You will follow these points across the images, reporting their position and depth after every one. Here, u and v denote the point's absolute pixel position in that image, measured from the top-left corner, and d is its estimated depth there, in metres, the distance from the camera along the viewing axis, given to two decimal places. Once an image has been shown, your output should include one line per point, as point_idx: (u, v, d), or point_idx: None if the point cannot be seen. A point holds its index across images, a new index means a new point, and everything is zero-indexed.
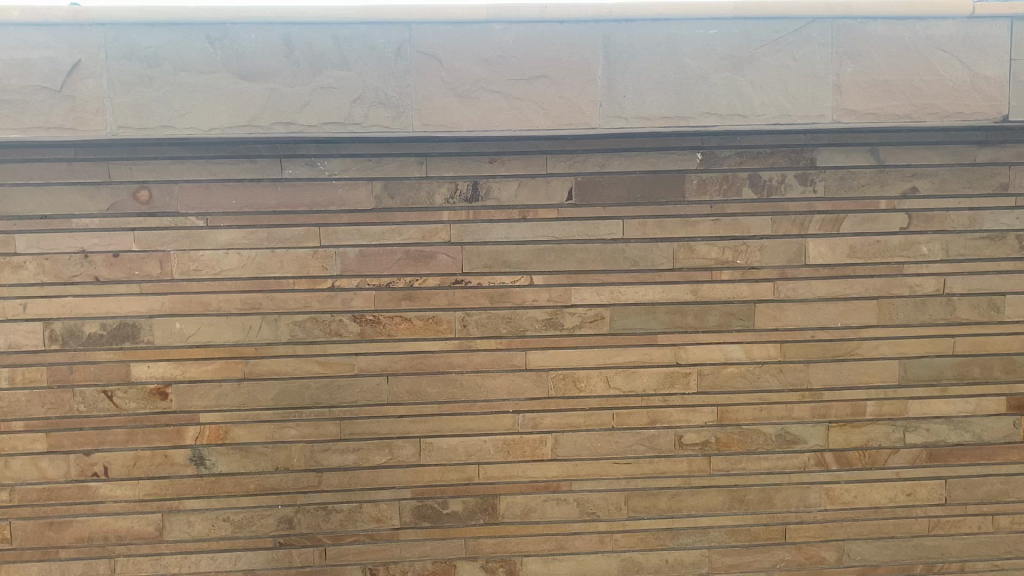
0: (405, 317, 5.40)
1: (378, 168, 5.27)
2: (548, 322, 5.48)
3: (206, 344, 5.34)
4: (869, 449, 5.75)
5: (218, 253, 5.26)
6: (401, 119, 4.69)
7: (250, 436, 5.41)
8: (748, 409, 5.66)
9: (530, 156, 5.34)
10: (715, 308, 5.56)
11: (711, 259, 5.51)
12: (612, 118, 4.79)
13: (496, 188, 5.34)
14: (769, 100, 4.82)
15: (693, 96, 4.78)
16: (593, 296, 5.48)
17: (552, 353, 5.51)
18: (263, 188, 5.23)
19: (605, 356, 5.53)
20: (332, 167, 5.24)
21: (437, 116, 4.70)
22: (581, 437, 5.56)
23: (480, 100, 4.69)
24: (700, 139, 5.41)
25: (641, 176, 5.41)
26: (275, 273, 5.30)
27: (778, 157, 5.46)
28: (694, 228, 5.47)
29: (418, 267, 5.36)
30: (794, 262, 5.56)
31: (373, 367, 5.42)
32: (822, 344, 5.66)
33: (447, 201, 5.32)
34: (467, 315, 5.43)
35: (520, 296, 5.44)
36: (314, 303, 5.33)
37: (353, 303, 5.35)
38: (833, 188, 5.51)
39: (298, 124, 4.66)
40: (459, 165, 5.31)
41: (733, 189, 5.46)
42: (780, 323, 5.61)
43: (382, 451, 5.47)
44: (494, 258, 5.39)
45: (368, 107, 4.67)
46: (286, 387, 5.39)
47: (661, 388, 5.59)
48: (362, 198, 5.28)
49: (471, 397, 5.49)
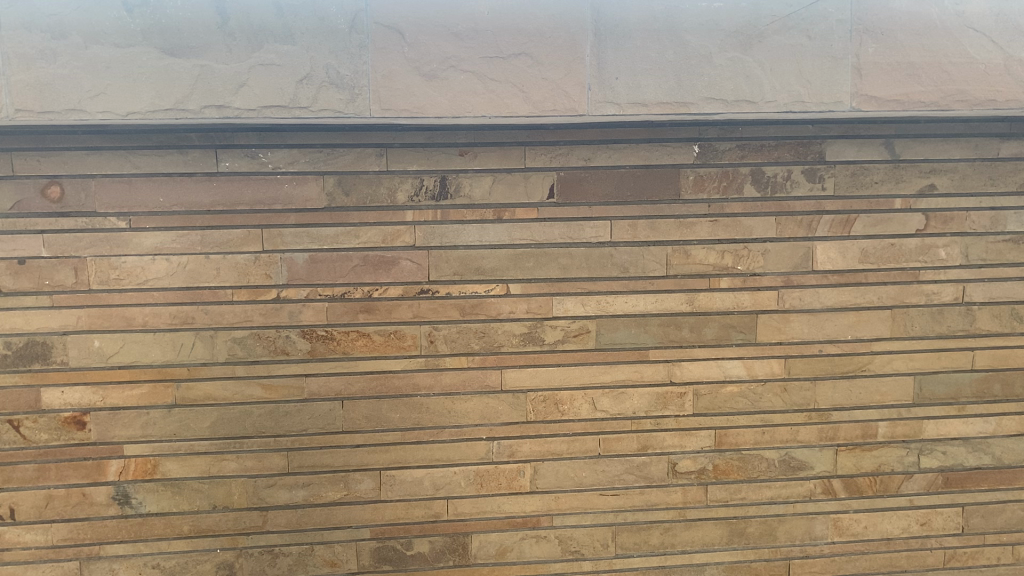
0: (362, 332, 4.70)
1: (330, 160, 4.55)
2: (526, 337, 4.83)
3: (130, 365, 4.60)
4: (881, 475, 5.18)
5: (143, 259, 4.52)
6: (356, 102, 4.00)
7: (183, 470, 4.69)
8: (749, 433, 5.06)
9: (505, 148, 4.66)
10: (713, 320, 4.95)
11: (709, 265, 4.89)
12: (603, 104, 4.15)
13: (467, 184, 4.66)
14: (781, 84, 4.20)
15: (695, 80, 4.15)
16: (577, 307, 4.83)
17: (531, 372, 4.85)
18: (196, 184, 4.49)
19: (590, 375, 4.90)
20: (276, 159, 4.52)
21: (399, 99, 4.00)
22: (563, 466, 4.92)
23: (448, 80, 4.01)
24: (697, 130, 4.78)
25: (632, 171, 4.77)
26: (210, 282, 4.57)
27: (784, 150, 4.85)
28: (690, 230, 4.85)
29: (378, 275, 4.67)
30: (801, 268, 4.96)
31: (326, 389, 4.72)
32: (831, 359, 5.07)
33: (410, 198, 4.63)
34: (434, 330, 4.75)
35: (494, 307, 4.78)
36: (256, 317, 4.62)
37: (302, 316, 4.65)
38: (845, 185, 4.92)
39: (232, 107, 3.94)
40: (424, 158, 4.61)
41: (734, 186, 4.84)
42: (785, 337, 5.01)
43: (336, 486, 4.78)
44: (464, 264, 4.72)
45: (317, 88, 3.96)
46: (225, 414, 4.68)
47: (653, 410, 4.97)
48: (311, 195, 4.57)
49: (439, 422, 4.82)
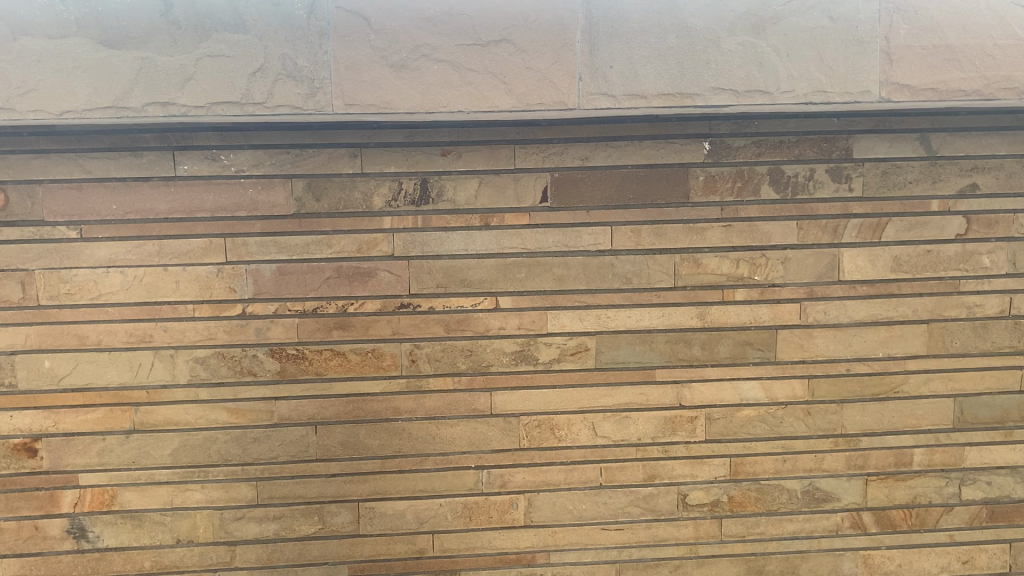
0: (336, 351, 4.28)
1: (299, 162, 4.13)
2: (518, 355, 4.37)
3: (85, 387, 4.22)
4: (917, 508, 4.65)
5: (96, 272, 4.13)
6: (316, 97, 3.56)
7: (144, 502, 4.29)
8: (768, 461, 4.56)
9: (492, 147, 4.21)
10: (727, 337, 4.45)
11: (721, 275, 4.40)
12: (595, 96, 3.67)
13: (450, 187, 4.21)
14: (799, 72, 3.70)
15: (701, 68, 3.66)
16: (574, 323, 4.37)
17: (523, 395, 4.39)
18: (152, 190, 4.10)
19: (590, 397, 4.43)
20: (239, 161, 4.11)
21: (364, 93, 3.57)
22: (560, 498, 4.46)
23: (419, 71, 3.56)
24: (707, 124, 4.30)
25: (634, 171, 4.29)
26: (170, 297, 4.18)
27: (805, 146, 4.34)
28: (701, 236, 4.36)
29: (353, 288, 4.24)
30: (826, 278, 4.45)
31: (297, 414, 4.30)
32: (860, 379, 4.55)
33: (388, 203, 4.20)
34: (416, 348, 4.31)
35: (482, 322, 4.32)
36: (220, 335, 4.22)
37: (270, 333, 4.23)
38: (875, 186, 4.40)
39: (178, 104, 3.52)
40: (403, 159, 4.18)
41: (750, 187, 4.34)
42: (808, 354, 4.50)
43: (311, 519, 4.35)
44: (448, 276, 4.27)
45: (272, 82, 3.54)
46: (187, 440, 4.28)
47: (660, 436, 4.48)
48: (278, 201, 4.15)
49: (422, 450, 4.37)
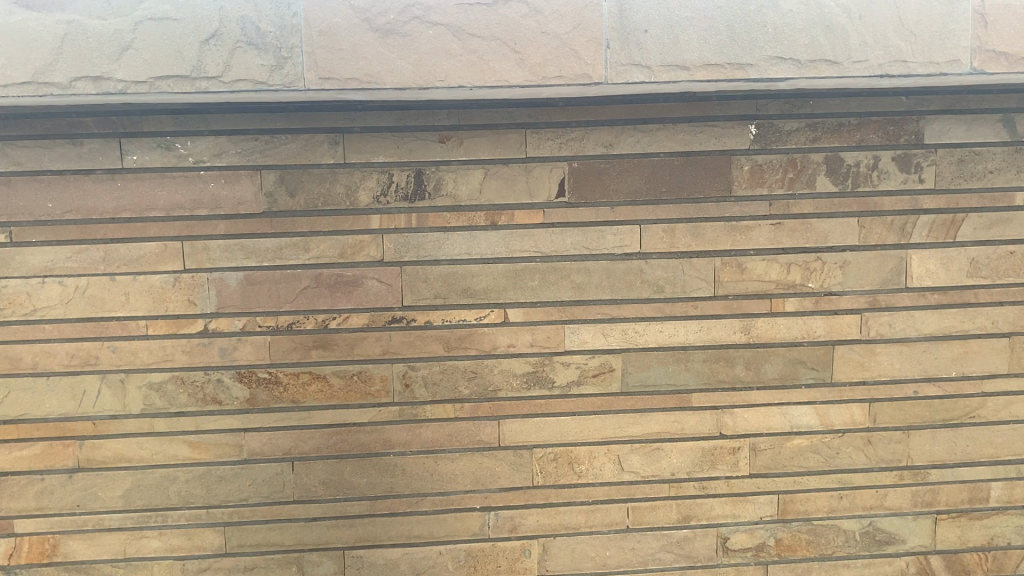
0: (316, 374, 3.62)
1: (269, 151, 3.47)
2: (530, 378, 3.71)
3: (19, 419, 3.57)
4: (993, 551, 3.99)
5: (30, 283, 3.48)
6: (284, 70, 2.89)
7: (92, 551, 3.64)
8: (823, 498, 3.90)
9: (500, 131, 3.55)
10: (776, 355, 3.79)
11: (769, 282, 3.74)
12: (627, 68, 3.00)
13: (450, 179, 3.55)
14: (874, 37, 3.04)
15: (756, 33, 2.99)
16: (597, 339, 3.71)
17: (537, 424, 3.73)
18: (95, 185, 3.43)
19: (615, 426, 3.77)
20: (198, 150, 3.45)
21: (343, 63, 2.90)
22: (580, 543, 3.81)
23: (410, 37, 2.90)
24: (754, 104, 3.63)
25: (668, 159, 3.63)
26: (118, 311, 3.52)
27: (869, 130, 3.67)
28: (745, 237, 3.70)
29: (336, 299, 3.58)
30: (891, 285, 3.79)
31: (271, 448, 3.64)
32: (930, 403, 3.88)
33: (376, 199, 3.53)
34: (410, 370, 3.65)
35: (488, 339, 3.66)
36: (179, 356, 3.56)
37: (238, 354, 3.58)
38: (949, 176, 3.73)
39: (114, 78, 2.86)
40: (393, 146, 3.51)
41: (804, 178, 3.68)
42: (870, 374, 3.84)
43: (288, 570, 3.70)
44: (448, 284, 3.61)
45: (228, 51, 2.86)
46: (142, 480, 3.62)
47: (697, 470, 3.83)
48: (245, 197, 3.49)
49: (419, 489, 3.71)
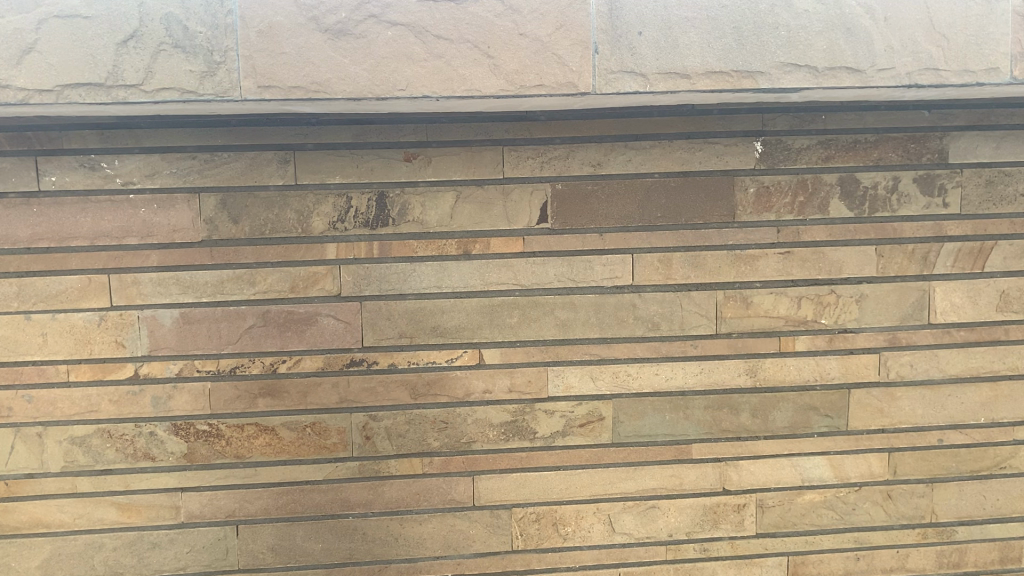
0: (264, 425, 3.17)
1: (209, 171, 3.03)
2: (508, 428, 3.27)
3: None
4: None
5: None
6: (216, 77, 2.45)
7: None
8: (838, 559, 3.47)
9: (473, 149, 3.13)
10: (784, 400, 3.37)
11: (778, 319, 3.33)
12: (618, 75, 2.58)
13: (416, 203, 3.13)
14: (901, 41, 2.64)
15: (768, 36, 2.59)
16: (583, 383, 3.28)
17: (517, 481, 3.29)
18: (7, 210, 2.98)
19: (605, 482, 3.33)
20: (126, 170, 3.00)
21: (285, 69, 2.47)
22: None
23: (365, 38, 2.47)
24: (760, 118, 3.22)
25: (663, 180, 3.22)
26: (34, 355, 3.06)
27: (887, 148, 3.27)
28: (751, 267, 3.29)
29: (285, 340, 3.13)
30: (913, 321, 3.37)
31: (212, 510, 3.18)
32: (956, 453, 3.47)
33: (332, 225, 3.10)
34: (372, 421, 3.20)
35: (461, 385, 3.22)
36: (105, 406, 3.10)
37: (173, 404, 3.13)
38: (977, 199, 3.32)
39: (13, 86, 2.41)
40: (351, 166, 3.08)
41: (815, 201, 3.27)
42: (890, 421, 3.42)
43: None
44: (415, 322, 3.18)
45: (150, 55, 2.42)
46: (63, 548, 3.15)
47: (697, 530, 3.40)
48: (181, 223, 3.04)
49: (382, 555, 3.26)
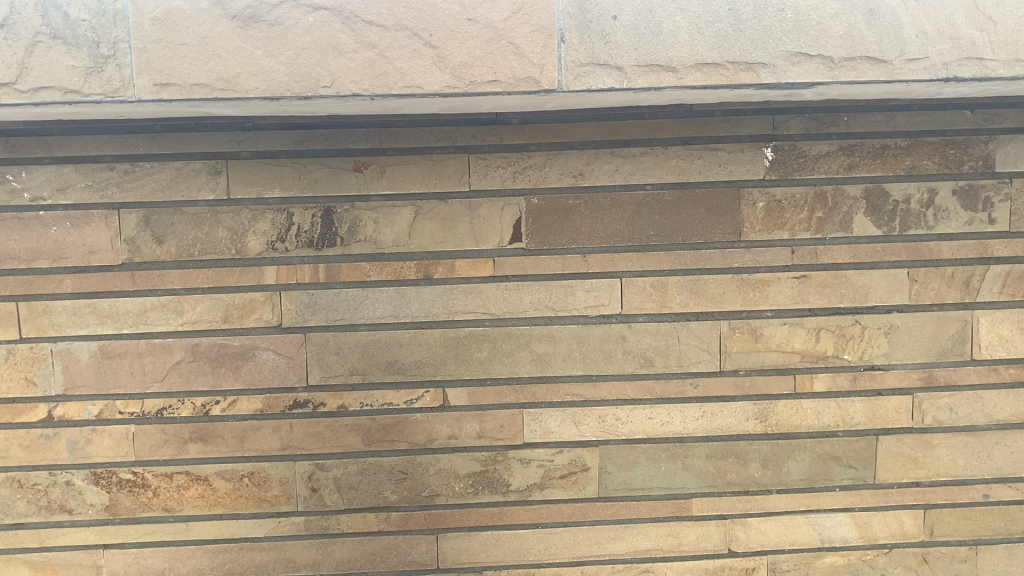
0: (196, 474, 2.77)
1: (130, 183, 2.64)
2: (477, 480, 2.84)
3: None
4: None
5: None
6: (104, 72, 2.06)
7: None
8: None
9: (435, 157, 2.70)
10: (800, 449, 2.90)
11: (792, 354, 2.86)
12: (588, 68, 2.14)
13: (368, 220, 2.71)
14: (935, 24, 2.17)
15: (772, 19, 2.13)
16: (564, 428, 2.83)
17: (488, 540, 2.85)
18: None
19: (590, 541, 2.89)
20: (35, 184, 2.62)
21: (185, 63, 2.06)
22: None
23: (281, 26, 2.06)
24: (771, 120, 2.76)
25: (656, 192, 2.76)
26: None
27: (923, 153, 2.78)
28: (760, 294, 2.82)
29: (218, 377, 2.73)
30: (954, 357, 2.88)
31: (138, 571, 2.79)
32: (1005, 511, 2.96)
33: (271, 245, 2.69)
34: (319, 470, 2.79)
35: (421, 429, 2.80)
36: (15, 452, 2.72)
37: (92, 450, 2.74)
38: None
39: None
40: (291, 177, 2.67)
41: (836, 216, 2.80)
42: (926, 474, 2.93)
43: None
44: (368, 357, 2.76)
45: (25, 47, 2.04)
46: None
47: None
48: (98, 244, 2.65)
49: None
